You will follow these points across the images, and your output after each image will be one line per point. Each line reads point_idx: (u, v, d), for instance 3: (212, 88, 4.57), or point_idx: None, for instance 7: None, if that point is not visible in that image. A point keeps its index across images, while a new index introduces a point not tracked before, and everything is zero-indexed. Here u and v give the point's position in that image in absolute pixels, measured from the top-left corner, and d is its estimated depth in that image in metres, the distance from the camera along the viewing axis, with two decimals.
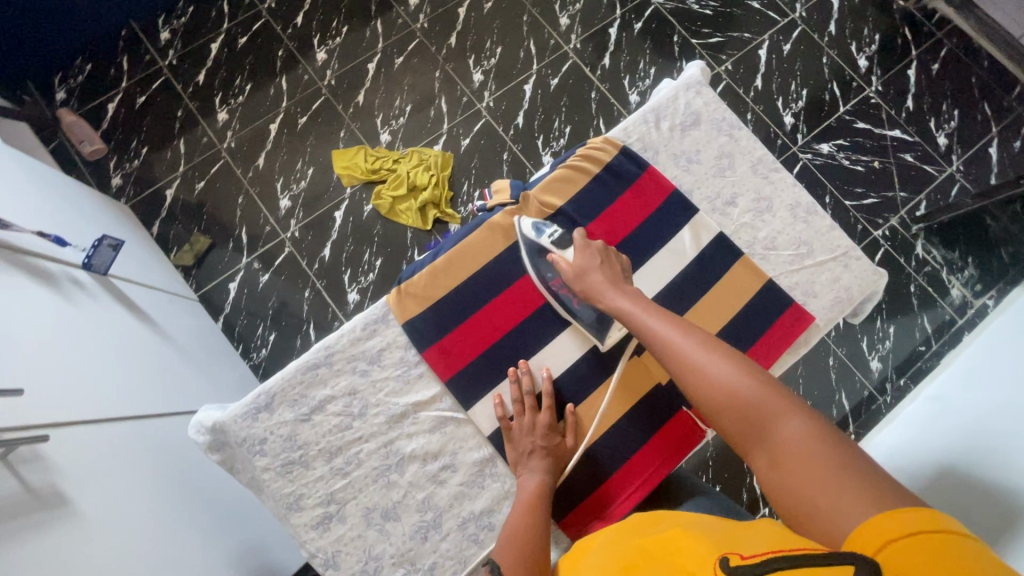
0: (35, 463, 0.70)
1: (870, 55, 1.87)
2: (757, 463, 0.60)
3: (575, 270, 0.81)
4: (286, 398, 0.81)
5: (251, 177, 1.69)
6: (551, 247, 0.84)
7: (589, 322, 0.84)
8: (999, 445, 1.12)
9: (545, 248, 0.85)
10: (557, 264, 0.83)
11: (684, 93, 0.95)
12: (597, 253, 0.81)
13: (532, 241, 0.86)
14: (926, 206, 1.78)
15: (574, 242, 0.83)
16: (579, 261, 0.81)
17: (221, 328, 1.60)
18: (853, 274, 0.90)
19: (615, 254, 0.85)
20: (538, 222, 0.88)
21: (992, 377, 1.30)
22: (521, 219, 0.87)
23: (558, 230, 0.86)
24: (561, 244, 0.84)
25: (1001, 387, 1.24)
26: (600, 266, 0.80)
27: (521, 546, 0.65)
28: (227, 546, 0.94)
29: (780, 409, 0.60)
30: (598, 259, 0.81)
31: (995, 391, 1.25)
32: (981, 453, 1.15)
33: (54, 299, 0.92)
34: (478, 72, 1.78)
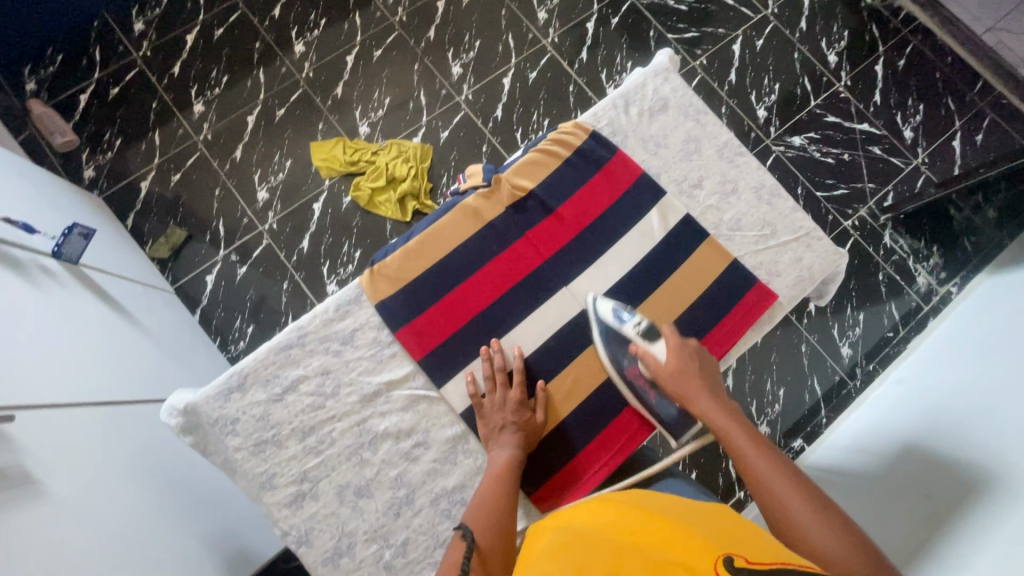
0: (3, 444, 0.69)
1: (840, 51, 1.92)
2: None
3: (668, 368, 0.81)
4: (258, 377, 0.81)
5: (228, 169, 1.68)
6: (636, 337, 0.83)
7: (666, 417, 0.84)
8: (965, 424, 1.16)
9: (627, 337, 0.84)
10: (642, 357, 0.83)
11: (652, 79, 0.97)
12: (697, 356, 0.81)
13: (613, 328, 0.84)
14: (893, 197, 1.84)
15: (666, 337, 0.83)
16: (672, 361, 0.81)
17: (198, 321, 1.58)
18: (815, 253, 0.93)
19: (708, 356, 0.85)
20: (617, 306, 0.86)
21: (955, 361, 1.35)
22: (600, 303, 0.86)
23: (642, 318, 0.85)
24: (649, 335, 0.83)
25: (965, 368, 1.29)
26: (697, 370, 0.81)
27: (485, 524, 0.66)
28: (203, 530, 0.93)
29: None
30: (695, 364, 0.81)
31: (960, 372, 1.30)
32: (943, 431, 1.19)
33: (23, 286, 0.92)
34: (457, 65, 1.79)
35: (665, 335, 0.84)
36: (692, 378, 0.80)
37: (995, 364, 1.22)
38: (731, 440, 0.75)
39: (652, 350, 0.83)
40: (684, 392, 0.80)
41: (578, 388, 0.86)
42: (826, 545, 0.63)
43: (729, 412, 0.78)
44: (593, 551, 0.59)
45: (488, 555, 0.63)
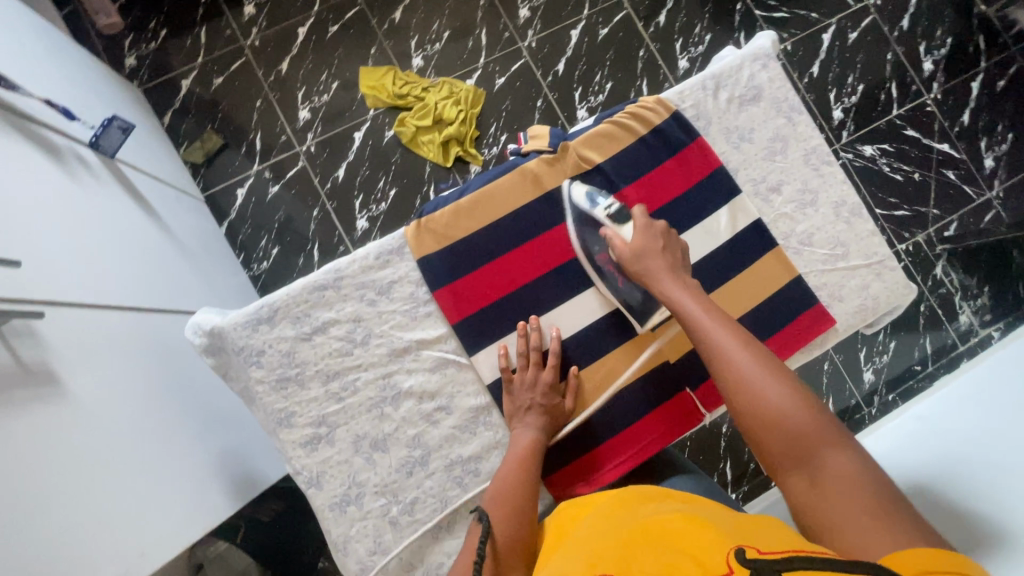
0: (30, 339, 0.68)
1: (937, 60, 1.77)
2: (793, 486, 0.59)
3: (631, 252, 0.76)
4: (290, 314, 0.79)
5: (272, 81, 1.61)
6: (606, 221, 0.80)
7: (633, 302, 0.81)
8: (984, 459, 1.15)
9: (598, 220, 0.81)
10: (609, 241, 0.79)
11: (749, 64, 0.89)
12: (662, 235, 0.77)
13: (585, 211, 0.82)
14: (956, 228, 1.73)
15: (634, 219, 0.78)
16: (637, 241, 0.77)
17: (224, 234, 1.56)
18: (884, 283, 0.86)
19: (674, 234, 0.80)
20: (591, 190, 0.83)
21: (977, 392, 1.31)
22: (574, 187, 0.84)
23: (615, 201, 0.81)
24: (618, 218, 0.79)
25: (987, 400, 1.26)
26: (660, 250, 0.76)
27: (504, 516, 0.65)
28: (213, 451, 0.93)
29: (832, 438, 0.59)
30: (660, 243, 0.77)
31: (982, 403, 1.26)
32: (961, 466, 1.17)
33: (54, 173, 0.89)
34: (526, 7, 1.67)
35: (635, 216, 0.79)
36: (653, 258, 0.76)
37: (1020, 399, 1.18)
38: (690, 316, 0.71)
39: (620, 233, 0.79)
40: (646, 273, 0.76)
41: (611, 379, 0.83)
42: (780, 412, 0.62)
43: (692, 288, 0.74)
44: (605, 545, 0.57)
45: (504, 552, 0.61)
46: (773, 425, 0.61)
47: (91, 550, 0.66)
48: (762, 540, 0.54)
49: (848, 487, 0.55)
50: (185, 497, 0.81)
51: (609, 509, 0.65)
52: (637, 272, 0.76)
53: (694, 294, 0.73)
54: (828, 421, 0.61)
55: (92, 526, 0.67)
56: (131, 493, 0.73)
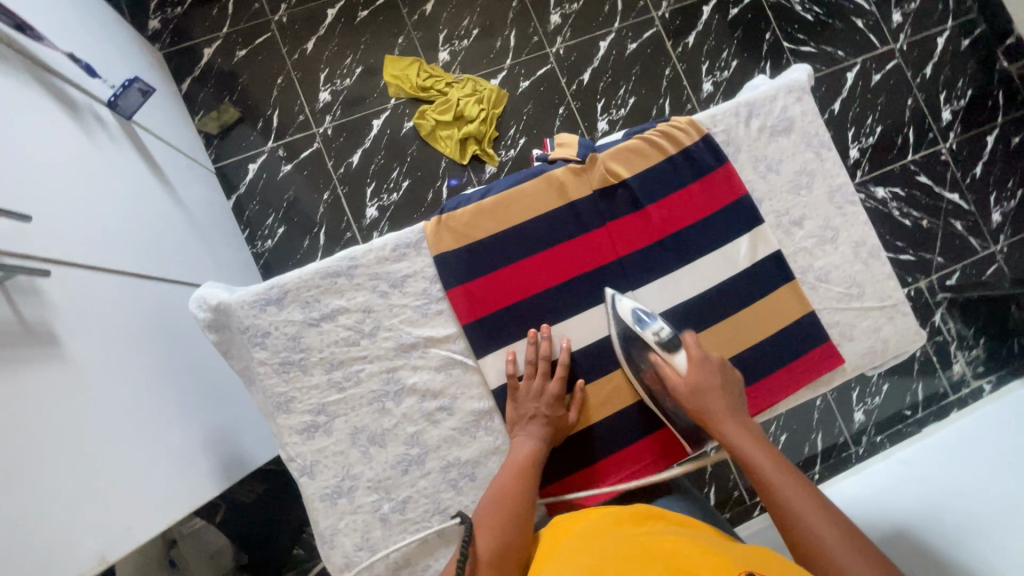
0: (34, 297, 0.66)
1: (956, 110, 1.78)
2: None
3: (690, 385, 0.74)
4: (299, 297, 0.78)
5: (296, 60, 1.59)
6: (655, 346, 0.75)
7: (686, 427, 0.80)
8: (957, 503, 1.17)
9: (647, 342, 0.76)
10: (661, 371, 0.77)
11: (783, 96, 0.89)
12: (719, 371, 0.75)
13: (633, 331, 0.77)
14: (958, 278, 1.75)
15: (687, 349, 0.76)
16: (694, 374, 0.75)
17: (231, 207, 1.54)
18: (895, 327, 0.87)
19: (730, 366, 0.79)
20: (638, 307, 0.78)
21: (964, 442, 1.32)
22: (620, 301, 0.79)
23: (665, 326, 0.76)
24: (670, 347, 0.75)
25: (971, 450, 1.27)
26: (719, 387, 0.75)
27: (492, 525, 0.65)
28: (201, 429, 0.89)
29: None
30: (718, 379, 0.75)
31: (966, 453, 1.27)
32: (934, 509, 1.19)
33: (71, 129, 0.87)
34: (557, 13, 1.67)
35: (687, 344, 0.76)
36: (713, 396, 0.74)
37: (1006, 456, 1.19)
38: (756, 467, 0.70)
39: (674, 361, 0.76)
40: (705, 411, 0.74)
41: (617, 397, 0.82)
42: None
43: (755, 435, 0.73)
44: (606, 558, 0.56)
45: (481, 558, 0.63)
46: None
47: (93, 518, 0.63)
48: (761, 563, 0.54)
49: None
50: (170, 472, 0.77)
51: (606, 522, 0.64)
52: (697, 409, 0.74)
53: (755, 442, 0.72)
54: None
55: (84, 494, 0.63)
56: (127, 469, 0.69)
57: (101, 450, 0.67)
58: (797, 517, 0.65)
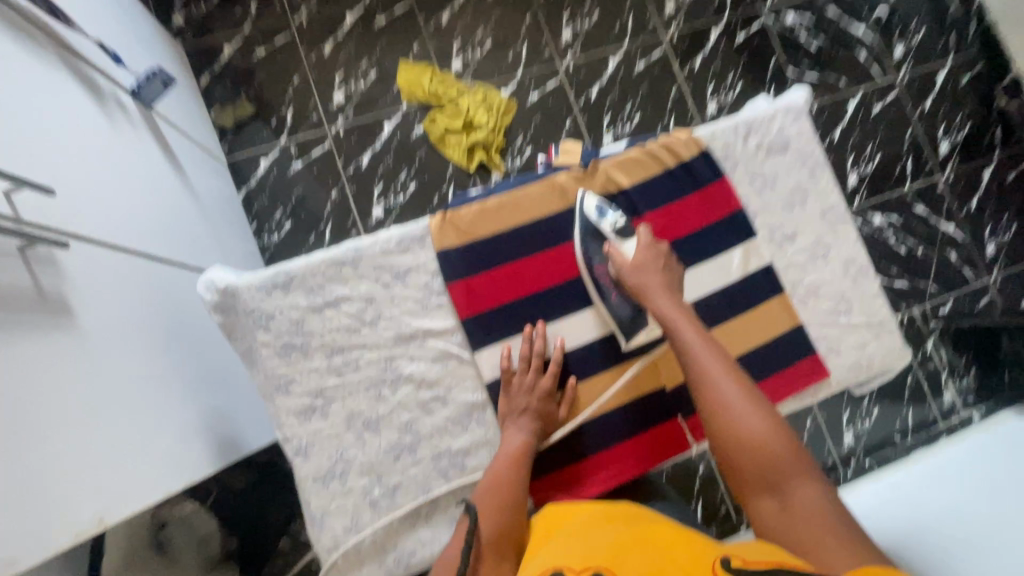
0: (52, 268, 0.69)
1: (954, 143, 1.83)
2: (763, 504, 0.66)
3: (635, 266, 0.81)
4: (305, 283, 0.81)
5: (313, 60, 1.64)
6: (611, 235, 0.84)
7: (622, 316, 0.84)
8: (941, 531, 1.17)
9: (603, 233, 0.85)
10: (611, 255, 0.84)
11: (781, 116, 0.92)
12: (663, 256, 0.82)
13: (592, 223, 0.85)
14: (951, 307, 1.77)
15: (638, 237, 0.83)
16: (640, 258, 0.82)
17: (241, 200, 1.57)
18: (881, 344, 0.89)
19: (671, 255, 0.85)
20: (601, 203, 0.86)
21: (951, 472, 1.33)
22: (586, 196, 0.86)
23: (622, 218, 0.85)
24: (622, 234, 0.84)
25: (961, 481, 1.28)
26: (660, 269, 0.81)
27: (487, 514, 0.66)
28: (200, 408, 0.90)
29: (799, 466, 0.67)
30: (659, 262, 0.82)
31: (954, 484, 1.28)
32: (915, 531, 1.20)
33: (96, 114, 0.90)
34: (569, 29, 1.72)
35: (639, 235, 0.84)
36: (653, 275, 0.81)
37: (997, 492, 1.20)
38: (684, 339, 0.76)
39: (623, 249, 0.83)
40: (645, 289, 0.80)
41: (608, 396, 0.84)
42: (758, 441, 0.68)
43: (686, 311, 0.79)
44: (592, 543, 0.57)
45: (485, 546, 0.63)
46: (751, 452, 0.67)
47: (98, 482, 0.65)
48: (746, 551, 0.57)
49: (811, 510, 0.63)
50: (170, 447, 0.79)
51: (595, 511, 0.66)
52: (638, 285, 0.80)
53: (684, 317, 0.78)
54: (797, 452, 0.67)
55: (89, 458, 0.64)
56: (130, 439, 0.71)
57: (106, 418, 0.69)
58: (713, 380, 0.72)
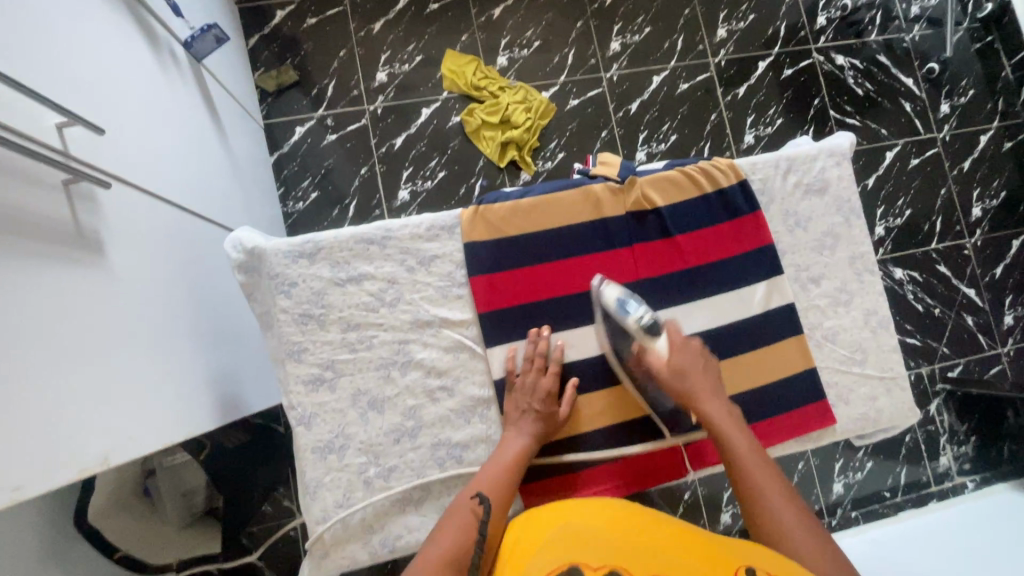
0: (91, 205, 0.70)
1: (987, 209, 1.81)
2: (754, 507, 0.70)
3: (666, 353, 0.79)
4: (331, 257, 0.81)
5: (361, 37, 1.64)
6: (639, 332, 0.79)
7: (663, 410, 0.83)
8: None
9: (630, 330, 0.80)
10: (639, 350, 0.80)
11: (824, 158, 0.92)
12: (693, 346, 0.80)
13: (617, 319, 0.81)
14: (960, 371, 1.76)
15: (670, 334, 0.80)
16: (675, 353, 0.79)
17: (271, 164, 1.58)
18: (891, 399, 0.88)
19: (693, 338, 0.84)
20: (622, 296, 0.82)
21: (936, 540, 1.32)
22: (605, 289, 0.82)
23: (647, 312, 0.80)
24: (651, 330, 0.79)
25: (944, 550, 1.27)
26: (691, 353, 0.80)
27: (478, 518, 0.66)
28: (211, 362, 0.92)
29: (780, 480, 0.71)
30: (691, 351, 0.80)
31: (938, 552, 1.27)
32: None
33: (150, 60, 0.92)
34: (618, 41, 1.72)
35: (669, 330, 0.81)
36: (696, 376, 0.79)
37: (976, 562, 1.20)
38: (730, 444, 0.74)
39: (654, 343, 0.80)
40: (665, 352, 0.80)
41: (606, 413, 0.84)
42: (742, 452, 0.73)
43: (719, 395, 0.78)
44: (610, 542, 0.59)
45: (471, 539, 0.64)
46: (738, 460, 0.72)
47: (112, 421, 0.65)
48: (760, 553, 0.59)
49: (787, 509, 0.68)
50: (179, 395, 0.80)
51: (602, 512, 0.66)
52: (682, 387, 0.78)
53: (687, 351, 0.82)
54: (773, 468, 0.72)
55: (106, 395, 0.65)
56: (144, 382, 0.72)
57: (127, 356, 0.70)
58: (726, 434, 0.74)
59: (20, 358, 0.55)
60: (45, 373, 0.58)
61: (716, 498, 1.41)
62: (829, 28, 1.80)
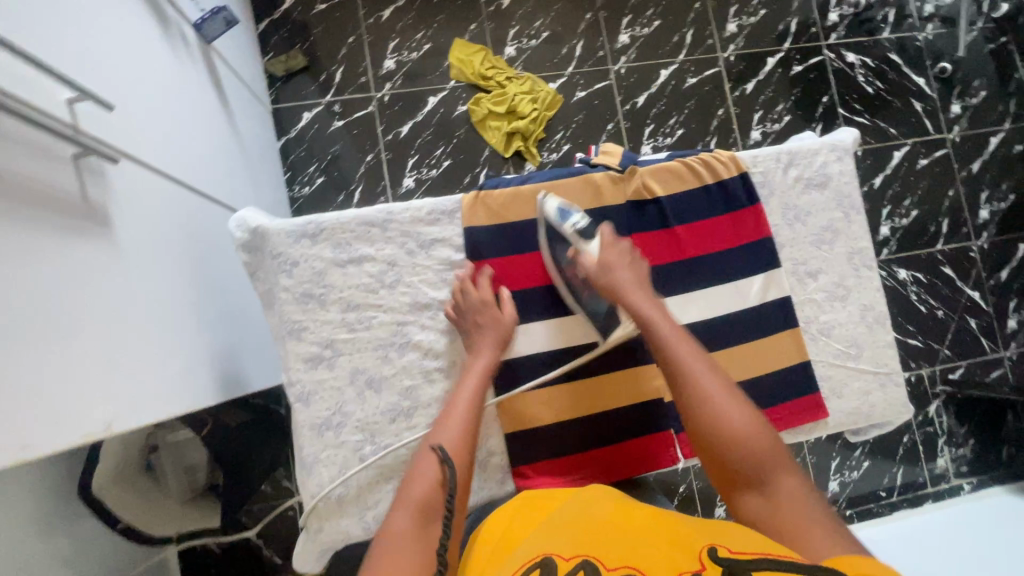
0: (100, 179, 0.71)
1: (995, 211, 1.80)
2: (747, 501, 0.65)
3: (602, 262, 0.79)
4: (332, 238, 0.83)
5: (370, 24, 1.65)
6: (573, 237, 0.80)
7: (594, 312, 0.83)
8: None
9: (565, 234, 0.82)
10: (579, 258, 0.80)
11: (826, 152, 0.92)
12: (626, 251, 0.80)
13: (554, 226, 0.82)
14: (961, 373, 1.75)
15: (601, 236, 0.80)
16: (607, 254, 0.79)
17: (278, 148, 1.60)
18: (884, 394, 0.89)
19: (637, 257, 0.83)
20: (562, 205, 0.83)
21: (927, 540, 1.33)
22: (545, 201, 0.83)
23: (582, 216, 0.81)
24: (584, 235, 0.80)
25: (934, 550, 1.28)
26: (627, 265, 0.79)
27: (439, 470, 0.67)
28: (215, 339, 0.93)
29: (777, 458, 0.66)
30: (626, 259, 0.80)
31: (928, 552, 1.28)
32: None
33: (160, 40, 0.93)
34: (627, 34, 1.72)
35: (602, 233, 0.81)
36: (623, 272, 0.78)
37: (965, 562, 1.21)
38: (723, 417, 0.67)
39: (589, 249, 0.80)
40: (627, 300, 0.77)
41: (580, 406, 0.87)
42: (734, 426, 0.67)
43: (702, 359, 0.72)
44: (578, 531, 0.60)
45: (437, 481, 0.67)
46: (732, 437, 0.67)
47: (118, 391, 0.67)
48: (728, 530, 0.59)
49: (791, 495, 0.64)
50: (183, 368, 0.82)
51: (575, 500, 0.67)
52: (608, 282, 0.77)
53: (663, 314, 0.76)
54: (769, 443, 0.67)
55: (112, 364, 0.67)
56: (149, 354, 0.74)
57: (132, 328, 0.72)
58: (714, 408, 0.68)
59: (28, 320, 0.57)
60: (54, 340, 0.60)
61: (710, 491, 1.42)
62: (841, 25, 1.79)
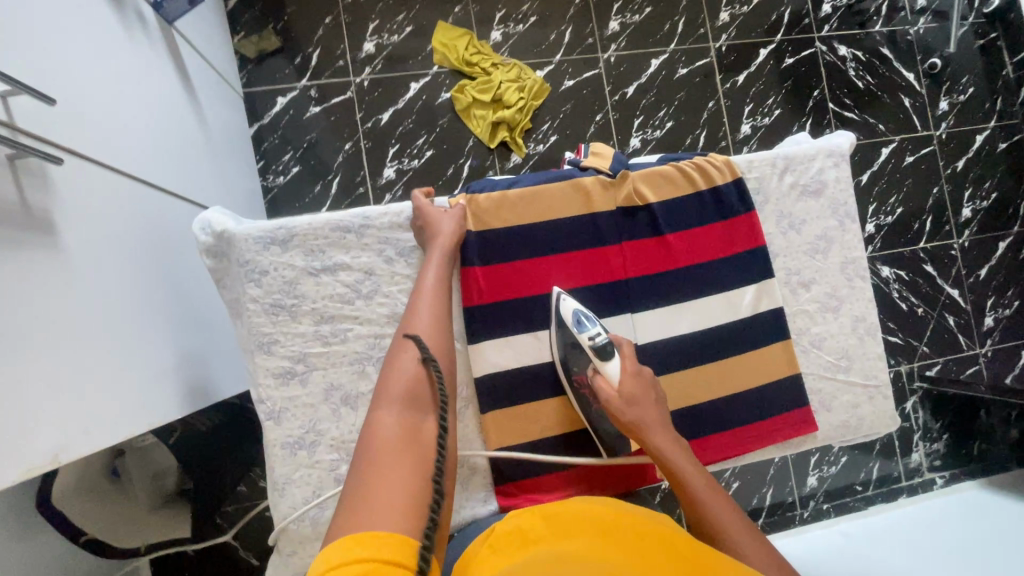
0: (42, 182, 0.65)
1: (977, 209, 1.80)
2: None
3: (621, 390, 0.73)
4: (304, 244, 0.77)
5: (348, 3, 1.56)
6: (590, 354, 0.74)
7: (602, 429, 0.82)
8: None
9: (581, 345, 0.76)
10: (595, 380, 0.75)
11: (822, 158, 0.89)
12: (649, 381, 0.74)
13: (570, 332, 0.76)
14: (938, 370, 1.78)
15: (621, 359, 0.74)
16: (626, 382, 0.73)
17: (250, 135, 1.51)
18: (873, 407, 0.88)
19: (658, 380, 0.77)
20: (580, 310, 0.77)
21: (901, 534, 1.35)
22: (565, 300, 0.78)
23: (603, 330, 0.75)
24: (603, 354, 0.74)
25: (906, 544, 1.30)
26: (650, 398, 0.73)
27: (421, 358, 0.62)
28: (180, 348, 0.88)
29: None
30: (648, 389, 0.74)
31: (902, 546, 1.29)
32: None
33: (112, 21, 0.84)
34: (617, 20, 1.66)
35: (622, 354, 0.75)
36: (644, 406, 0.73)
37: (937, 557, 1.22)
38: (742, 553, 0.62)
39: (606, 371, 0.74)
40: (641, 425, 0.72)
41: (566, 422, 0.84)
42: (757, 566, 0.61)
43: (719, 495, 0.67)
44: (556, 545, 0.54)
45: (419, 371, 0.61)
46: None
47: (67, 416, 0.62)
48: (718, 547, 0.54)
49: None
50: (143, 384, 0.76)
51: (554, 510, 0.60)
52: (630, 419, 0.72)
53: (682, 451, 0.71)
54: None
55: (61, 388, 0.62)
56: (104, 372, 0.69)
57: (84, 346, 0.67)
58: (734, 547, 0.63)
59: None
60: None
61: None
62: (834, 17, 1.75)
